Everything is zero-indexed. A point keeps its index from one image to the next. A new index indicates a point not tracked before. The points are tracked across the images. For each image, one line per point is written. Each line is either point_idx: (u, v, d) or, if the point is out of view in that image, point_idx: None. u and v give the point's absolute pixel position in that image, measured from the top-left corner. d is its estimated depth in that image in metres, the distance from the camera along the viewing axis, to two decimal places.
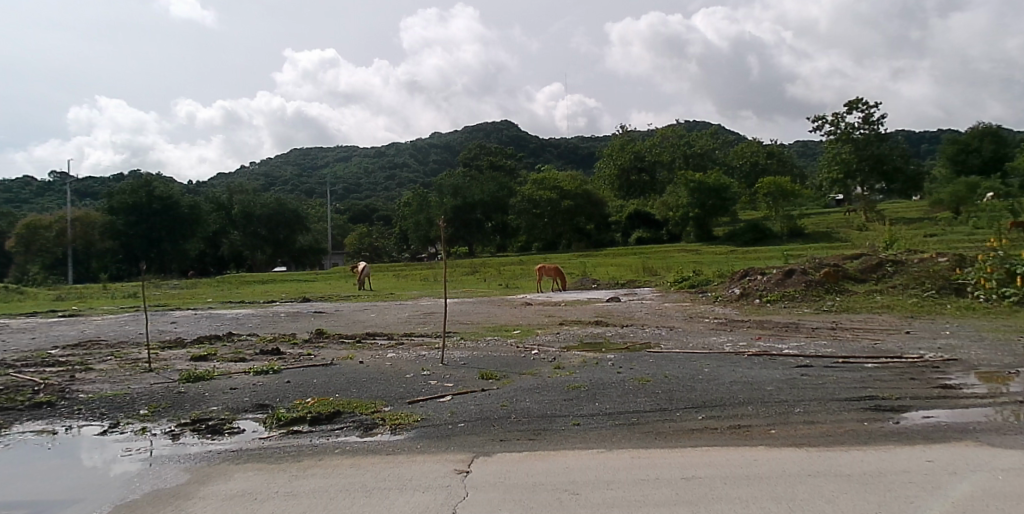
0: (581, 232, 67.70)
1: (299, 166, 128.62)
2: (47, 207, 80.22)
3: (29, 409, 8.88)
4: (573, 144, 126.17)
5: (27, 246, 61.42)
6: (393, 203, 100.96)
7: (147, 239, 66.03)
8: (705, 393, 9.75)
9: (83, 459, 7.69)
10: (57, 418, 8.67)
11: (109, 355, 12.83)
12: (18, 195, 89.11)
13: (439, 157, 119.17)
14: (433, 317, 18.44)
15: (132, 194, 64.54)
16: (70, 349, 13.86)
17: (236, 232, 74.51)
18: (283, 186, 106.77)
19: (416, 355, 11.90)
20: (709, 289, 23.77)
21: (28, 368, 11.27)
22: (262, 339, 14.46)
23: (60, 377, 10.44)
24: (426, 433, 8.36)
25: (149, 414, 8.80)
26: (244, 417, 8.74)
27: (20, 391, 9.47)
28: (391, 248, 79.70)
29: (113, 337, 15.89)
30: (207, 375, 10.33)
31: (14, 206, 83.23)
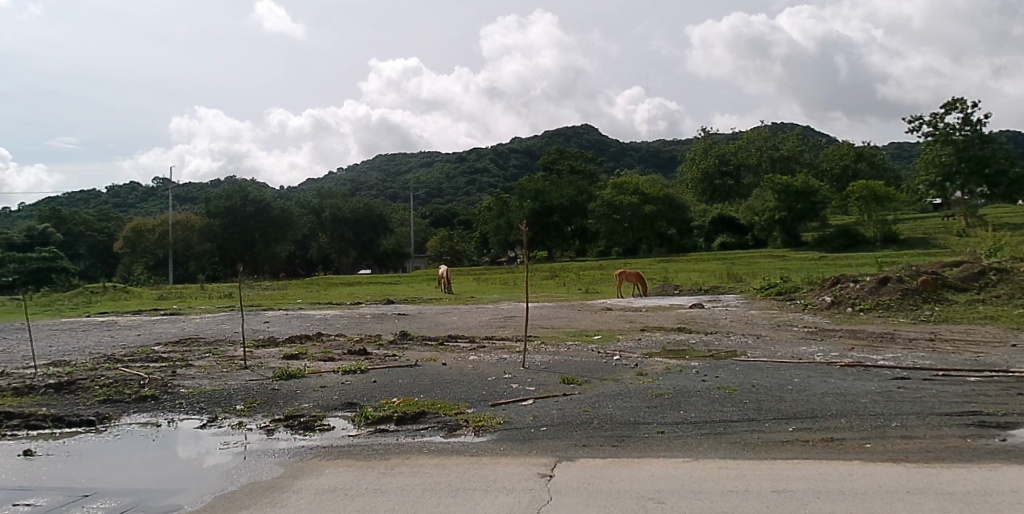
0: (662, 237, 66.60)
1: (384, 171, 131.91)
2: (151, 211, 85.61)
3: (136, 401, 9.37)
4: (654, 148, 124.51)
5: (134, 247, 67.15)
6: (473, 207, 102.45)
7: (242, 242, 69.26)
8: (796, 404, 9.41)
9: (182, 451, 8.06)
10: (160, 411, 9.11)
11: (206, 351, 13.45)
12: (126, 201, 95.76)
13: (518, 160, 119.54)
14: (513, 321, 18.54)
15: (227, 199, 67.61)
16: (173, 345, 14.63)
17: (324, 236, 77.13)
18: (368, 191, 110.11)
19: (499, 358, 11.97)
20: (798, 297, 23.00)
21: (132, 363, 11.90)
22: (349, 339, 14.85)
23: (164, 372, 11.00)
24: (508, 435, 8.38)
25: (246, 409, 9.15)
26: (333, 415, 8.99)
27: (129, 384, 10.02)
28: (473, 252, 81.29)
29: (215, 334, 16.78)
30: (298, 373, 10.67)
31: (121, 210, 89.39)
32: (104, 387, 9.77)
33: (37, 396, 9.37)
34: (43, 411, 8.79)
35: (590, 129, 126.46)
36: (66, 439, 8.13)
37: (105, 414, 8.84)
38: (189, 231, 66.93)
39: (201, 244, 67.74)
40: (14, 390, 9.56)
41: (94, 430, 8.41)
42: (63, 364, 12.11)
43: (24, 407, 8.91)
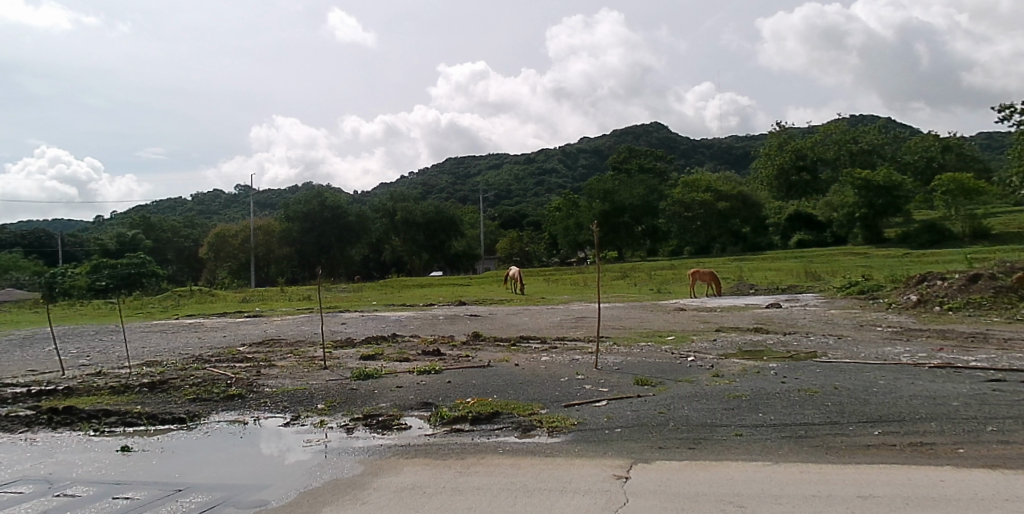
0: (737, 235, 67.02)
1: (454, 174, 133.34)
2: (233, 218, 89.48)
3: (224, 400, 9.76)
4: (727, 144, 121.89)
5: (217, 253, 71.22)
6: (542, 208, 102.95)
7: (319, 246, 71.76)
8: (882, 406, 9.04)
9: (266, 448, 8.35)
10: (246, 409, 9.46)
11: (288, 352, 13.91)
12: (211, 207, 101.04)
13: (587, 161, 118.68)
14: (585, 322, 18.50)
15: (306, 204, 70.37)
16: (255, 346, 15.20)
17: (397, 239, 76.62)
18: (438, 194, 111.62)
19: (570, 359, 11.93)
20: (881, 296, 22.13)
21: (220, 363, 12.43)
22: (423, 340, 15.08)
23: (249, 372, 11.42)
24: (583, 437, 8.34)
25: (326, 409, 9.41)
26: (410, 414, 9.13)
27: (216, 383, 10.44)
28: (542, 253, 81.75)
29: (295, 335, 17.36)
30: (375, 373, 10.91)
31: (207, 217, 94.24)
32: (194, 387, 10.22)
33: (133, 394, 9.88)
34: (139, 408, 9.25)
35: (659, 127, 124.39)
36: (161, 436, 8.53)
37: (195, 412, 9.24)
38: (270, 237, 70.12)
39: (282, 249, 70.74)
40: (113, 388, 10.12)
41: (186, 427, 8.81)
42: (156, 364, 12.74)
43: (122, 405, 9.40)
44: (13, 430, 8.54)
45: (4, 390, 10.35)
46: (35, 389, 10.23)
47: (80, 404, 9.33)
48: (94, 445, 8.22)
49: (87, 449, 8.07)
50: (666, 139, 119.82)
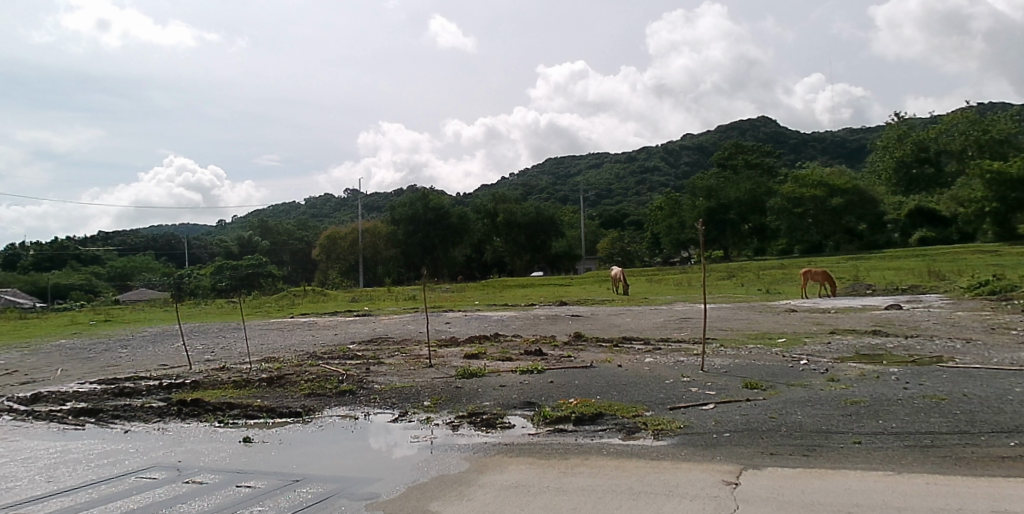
0: (852, 233, 64.21)
1: (554, 175, 133.62)
2: (342, 221, 93.90)
3: (336, 395, 10.18)
4: (840, 136, 115.87)
5: (329, 254, 75.98)
6: (643, 207, 101.88)
7: (424, 248, 74.07)
8: (1020, 416, 8.34)
9: (374, 442, 8.64)
10: (357, 405, 9.81)
11: (394, 350, 14.39)
12: (323, 212, 107.00)
13: (691, 156, 114.29)
14: (690, 323, 18.11)
15: (410, 206, 73.02)
16: (364, 344, 15.83)
17: (499, 239, 77.60)
18: (539, 195, 113.02)
19: (675, 361, 11.70)
20: (1017, 297, 20.52)
21: (332, 360, 12.98)
22: (526, 340, 15.18)
23: (359, 369, 11.87)
24: (690, 440, 8.14)
25: (432, 405, 9.63)
26: (513, 413, 9.21)
27: (330, 379, 10.91)
28: (644, 253, 81.05)
29: (402, 333, 17.98)
30: (479, 372, 11.08)
31: (319, 221, 99.48)
32: (309, 382, 10.72)
33: (254, 388, 10.45)
34: (259, 402, 9.78)
35: (766, 122, 119.60)
36: (278, 428, 8.96)
37: (310, 406, 9.67)
38: (377, 239, 73.21)
39: (388, 250, 73.65)
40: (235, 382, 10.75)
41: (301, 420, 9.23)
42: (274, 360, 13.47)
43: (243, 398, 9.97)
44: (148, 419, 9.20)
45: (142, 382, 11.22)
46: (167, 382, 11.01)
47: (206, 397, 9.96)
48: (219, 435, 8.74)
49: (212, 439, 8.60)
50: (773, 133, 115.15)
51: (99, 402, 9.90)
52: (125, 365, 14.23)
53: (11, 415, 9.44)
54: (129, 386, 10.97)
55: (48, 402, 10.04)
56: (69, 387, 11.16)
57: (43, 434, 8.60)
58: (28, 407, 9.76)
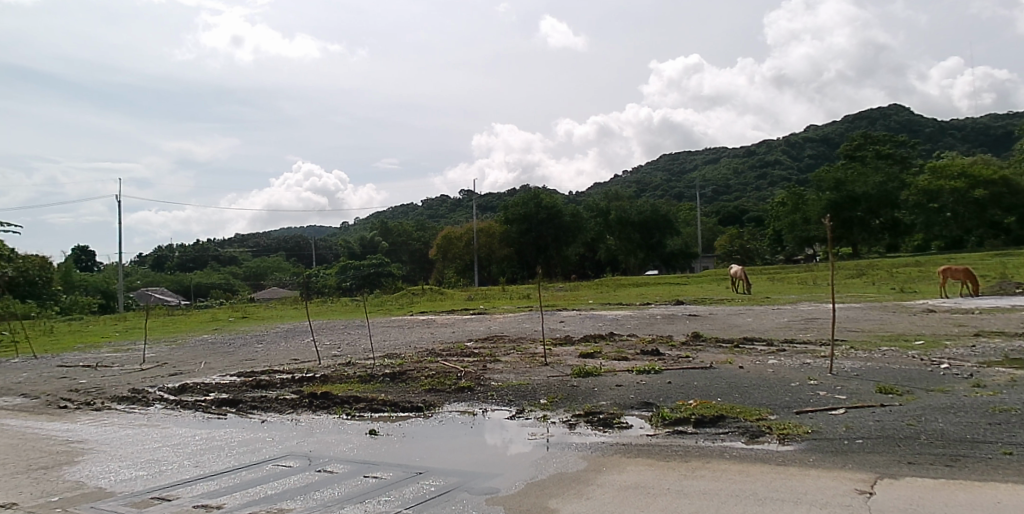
0: (999, 227, 59.38)
1: (669, 171, 130.92)
2: (458, 222, 96.95)
3: (455, 391, 10.43)
4: (984, 123, 106.49)
5: (446, 254, 77.10)
6: (763, 203, 98.28)
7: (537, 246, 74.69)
8: None
9: (491, 437, 8.81)
10: (475, 401, 10.02)
11: (509, 348, 14.62)
12: (440, 213, 111.46)
13: (817, 147, 107.87)
14: (816, 324, 17.27)
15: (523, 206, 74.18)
16: (480, 341, 16.20)
17: (612, 238, 76.87)
18: (652, 193, 111.91)
19: (801, 364, 11.24)
20: None
21: (451, 357, 13.34)
22: (642, 340, 14.99)
23: (477, 366, 12.14)
24: (818, 446, 7.81)
25: (548, 404, 9.69)
26: (630, 413, 9.13)
27: (449, 376, 11.20)
28: (765, 250, 78.77)
29: (518, 331, 18.27)
30: (595, 371, 11.06)
31: (435, 222, 103.06)
32: (429, 378, 11.05)
33: (378, 383, 10.89)
34: (382, 396, 10.17)
35: (898, 111, 111.84)
36: (401, 422, 9.27)
37: (430, 401, 9.95)
38: (491, 239, 75.07)
39: (501, 249, 75.29)
40: (361, 377, 11.24)
41: (423, 415, 9.52)
42: (395, 356, 14.00)
43: (368, 392, 10.39)
44: (282, 410, 9.75)
45: (275, 374, 11.95)
46: (297, 376, 11.65)
47: (333, 390, 10.45)
48: (345, 427, 9.12)
49: (340, 430, 8.99)
50: (907, 122, 107.69)
51: (238, 394, 10.60)
52: (260, 359, 15.20)
53: (162, 403, 10.27)
54: (264, 378, 11.71)
55: (194, 392, 10.84)
56: (212, 378, 12.05)
57: (189, 421, 9.29)
58: (177, 397, 10.60)
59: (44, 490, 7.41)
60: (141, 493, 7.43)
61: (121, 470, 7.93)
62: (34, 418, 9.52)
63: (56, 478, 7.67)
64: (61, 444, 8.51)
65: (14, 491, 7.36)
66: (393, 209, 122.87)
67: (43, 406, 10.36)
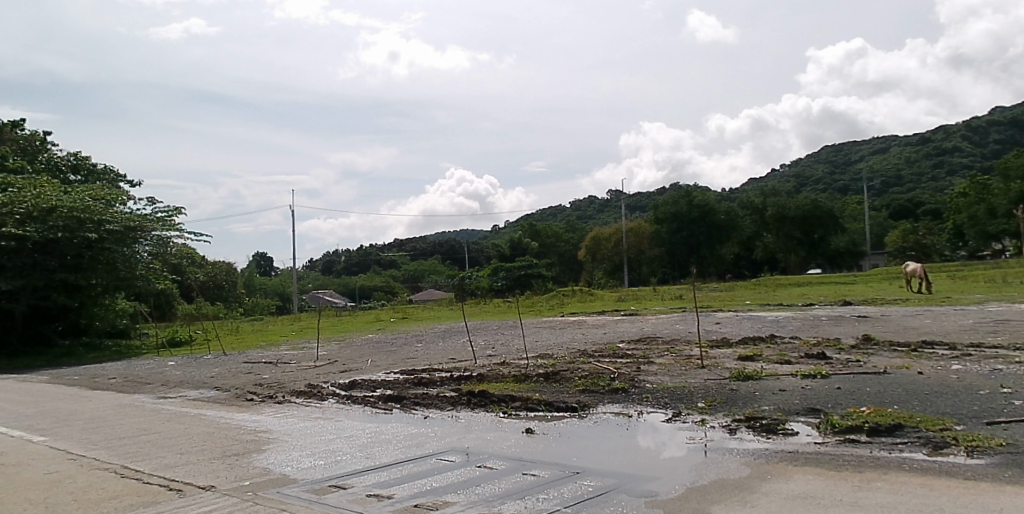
0: None
1: (832, 163, 123.43)
2: (608, 222, 100.59)
3: (609, 392, 10.45)
4: None
5: (595, 255, 84.52)
6: (942, 194, 90.23)
7: (688, 246, 78.49)
8: None
9: (646, 439, 8.74)
10: (630, 403, 9.95)
11: (662, 351, 14.50)
12: (589, 214, 115.41)
13: (1004, 130, 97.02)
14: (1011, 327, 15.66)
15: (674, 205, 78.09)
16: (632, 343, 16.24)
17: (769, 235, 78.31)
18: (814, 187, 106.38)
19: (992, 370, 10.27)
20: None
21: (604, 358, 13.42)
22: (805, 344, 14.34)
23: (630, 367, 12.14)
24: (1015, 461, 7.08)
25: (706, 408, 9.48)
26: (796, 419, 8.74)
27: (602, 377, 11.27)
28: (944, 246, 72.86)
29: (672, 334, 18.11)
30: (755, 374, 10.69)
31: (586, 223, 106.78)
32: (582, 379, 11.14)
33: (533, 382, 11.13)
34: (537, 395, 10.36)
35: None
36: (556, 421, 9.37)
37: (584, 402, 10.02)
38: (641, 239, 81.60)
39: (653, 249, 79.87)
40: (516, 376, 11.56)
41: (577, 415, 9.58)
42: (548, 356, 14.30)
43: (523, 391, 10.61)
44: (442, 407, 10.16)
45: (435, 373, 12.56)
46: (456, 374, 12.16)
47: (490, 389, 10.77)
48: (503, 424, 9.36)
49: (498, 427, 9.22)
50: None
51: (403, 390, 11.22)
52: (421, 357, 16.11)
53: (335, 398, 11.05)
54: (425, 376, 12.33)
55: (363, 388, 11.59)
56: (379, 375, 12.86)
57: (360, 415, 9.89)
58: (348, 391, 11.36)
59: (236, 474, 8.21)
60: (319, 481, 8.05)
61: (301, 458, 8.59)
62: (227, 408, 10.54)
63: (247, 464, 8.44)
64: (250, 433, 9.34)
65: (212, 475, 8.20)
66: (545, 212, 127.09)
67: (234, 398, 11.51)
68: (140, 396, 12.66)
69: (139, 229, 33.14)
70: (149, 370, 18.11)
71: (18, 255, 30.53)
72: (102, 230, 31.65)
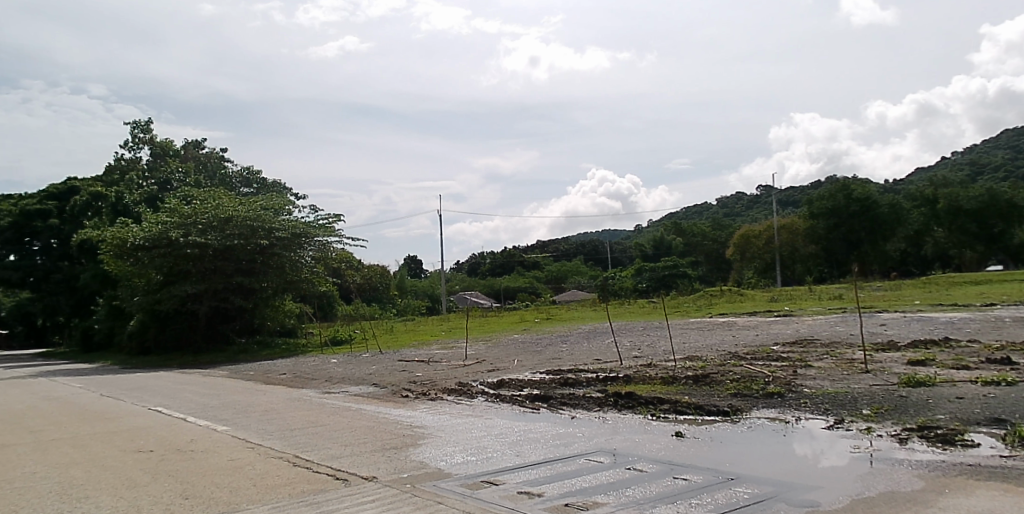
0: None
1: (1015, 148, 110.97)
2: (756, 219, 98.59)
3: (764, 397, 10.11)
4: None
5: (743, 253, 83.40)
6: None
7: (848, 243, 75.29)
8: None
9: (804, 447, 8.35)
10: (787, 408, 9.54)
11: (820, 355, 13.94)
12: (736, 210, 112.58)
13: None
14: None
15: (831, 198, 74.32)
16: (784, 349, 15.74)
17: (941, 229, 75.42)
18: (992, 175, 96.66)
19: None
20: None
21: (757, 363, 13.06)
22: (984, 348, 13.18)
23: (785, 372, 11.69)
24: None
25: (872, 415, 8.92)
26: (977, 430, 8.03)
27: (756, 381, 10.92)
28: None
29: (829, 340, 17.36)
30: (928, 380, 9.93)
31: (733, 221, 104.45)
32: (734, 382, 10.88)
33: (681, 385, 10.99)
34: (687, 399, 10.17)
35: None
36: (707, 425, 9.13)
37: (737, 406, 9.71)
38: (795, 235, 78.68)
39: (807, 247, 77.72)
40: (663, 379, 11.48)
41: (730, 419, 9.28)
42: (697, 361, 14.16)
43: (672, 394, 10.49)
44: (590, 407, 10.21)
45: (581, 374, 12.75)
46: (602, 375, 12.32)
47: (637, 391, 10.73)
48: (652, 427, 9.23)
49: (647, 430, 9.12)
50: None
51: (550, 390, 11.44)
52: (566, 359, 16.56)
53: (484, 396, 11.44)
54: (571, 377, 12.55)
55: (511, 387, 11.92)
56: (526, 375, 13.22)
57: (509, 413, 10.13)
58: (497, 390, 11.72)
59: (396, 466, 8.61)
60: (472, 477, 8.29)
61: (454, 453, 8.89)
62: (383, 403, 11.15)
63: (405, 457, 8.84)
64: (406, 428, 9.79)
65: (374, 466, 8.66)
66: (688, 210, 125.40)
67: (391, 394, 12.17)
68: (308, 390, 13.66)
69: (303, 235, 35.83)
70: (314, 366, 19.59)
71: (201, 261, 34.28)
72: (272, 236, 35.01)
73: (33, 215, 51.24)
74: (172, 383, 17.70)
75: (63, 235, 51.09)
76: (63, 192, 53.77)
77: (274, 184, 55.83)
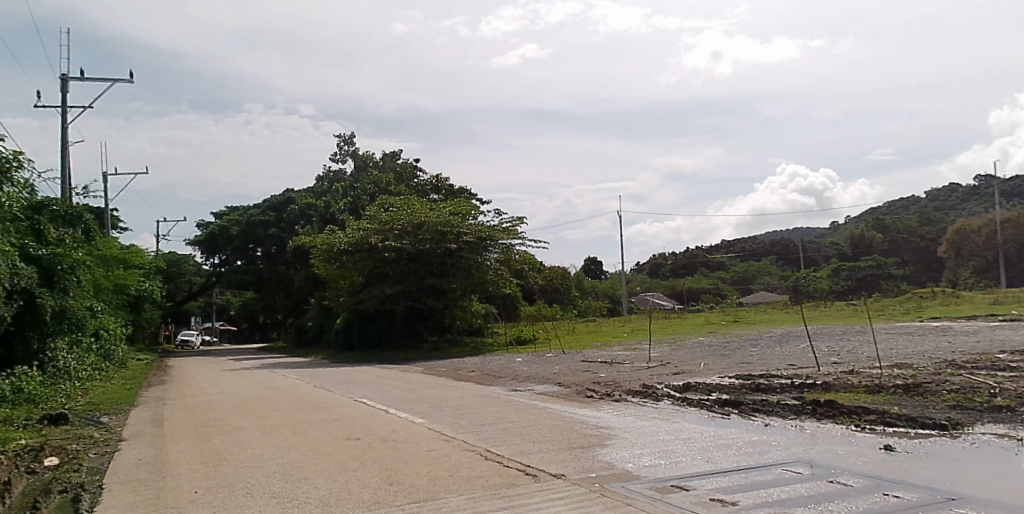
0: None
1: None
2: (974, 212, 89.01)
3: (988, 411, 9.14)
4: None
5: (959, 252, 75.55)
6: None
7: None
8: None
9: None
10: (1018, 424, 8.53)
11: None
12: (948, 203, 102.17)
13: None
14: None
15: None
16: (1013, 358, 14.24)
17: None
18: None
19: None
20: None
21: (978, 373, 11.89)
22: None
23: (1015, 384, 10.52)
24: None
25: None
26: None
27: (978, 393, 9.93)
28: None
29: None
30: None
31: (943, 215, 95.22)
32: (952, 394, 9.98)
33: (888, 395, 10.26)
34: (896, 410, 9.45)
35: None
36: (922, 439, 8.40)
37: (957, 420, 8.84)
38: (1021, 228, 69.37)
39: None
40: (868, 388, 10.78)
41: (949, 434, 8.45)
42: (907, 369, 13.29)
43: (878, 404, 9.80)
44: (785, 415, 9.80)
45: (774, 380, 12.34)
46: (797, 382, 11.83)
47: (839, 400, 10.21)
48: (857, 439, 8.65)
49: (850, 441, 8.57)
50: None
51: (740, 396, 11.18)
52: (757, 363, 16.25)
53: (670, 400, 11.38)
54: (763, 383, 12.16)
55: (698, 392, 11.78)
56: (714, 378, 13.04)
57: (697, 418, 9.95)
58: (683, 394, 11.66)
59: (584, 466, 8.70)
60: (661, 480, 8.15)
61: (642, 456, 8.85)
62: (568, 402, 11.39)
63: (591, 457, 8.92)
64: (592, 428, 9.89)
65: (562, 464, 8.81)
66: (892, 205, 116.05)
67: (576, 393, 12.42)
68: (494, 387, 14.28)
69: (488, 239, 37.40)
70: (502, 364, 20.51)
71: (398, 263, 37.08)
72: (459, 240, 36.74)
73: (256, 224, 56.79)
74: (373, 377, 19.32)
75: (281, 243, 56.52)
76: (280, 201, 58.72)
77: (461, 191, 58.47)
